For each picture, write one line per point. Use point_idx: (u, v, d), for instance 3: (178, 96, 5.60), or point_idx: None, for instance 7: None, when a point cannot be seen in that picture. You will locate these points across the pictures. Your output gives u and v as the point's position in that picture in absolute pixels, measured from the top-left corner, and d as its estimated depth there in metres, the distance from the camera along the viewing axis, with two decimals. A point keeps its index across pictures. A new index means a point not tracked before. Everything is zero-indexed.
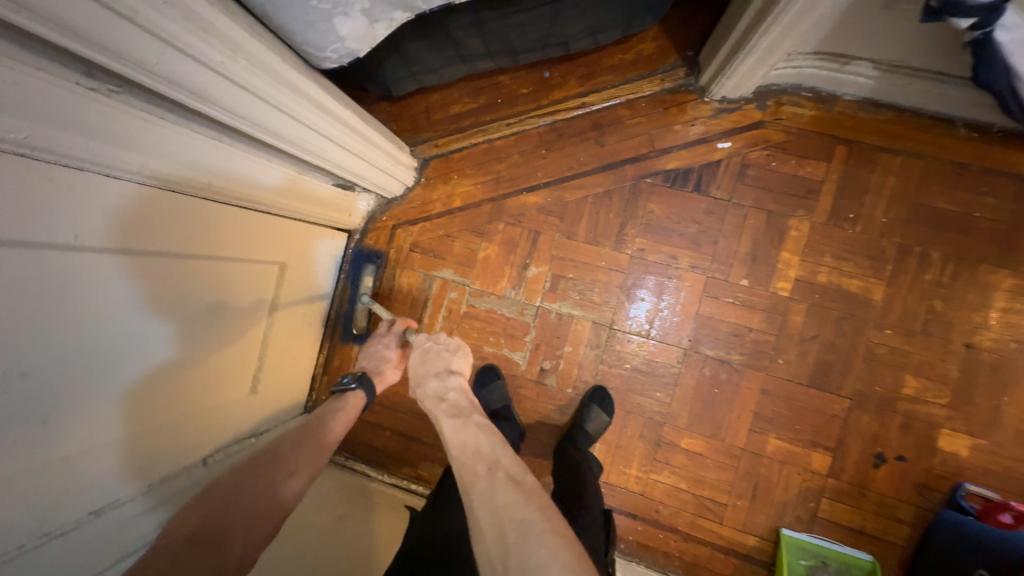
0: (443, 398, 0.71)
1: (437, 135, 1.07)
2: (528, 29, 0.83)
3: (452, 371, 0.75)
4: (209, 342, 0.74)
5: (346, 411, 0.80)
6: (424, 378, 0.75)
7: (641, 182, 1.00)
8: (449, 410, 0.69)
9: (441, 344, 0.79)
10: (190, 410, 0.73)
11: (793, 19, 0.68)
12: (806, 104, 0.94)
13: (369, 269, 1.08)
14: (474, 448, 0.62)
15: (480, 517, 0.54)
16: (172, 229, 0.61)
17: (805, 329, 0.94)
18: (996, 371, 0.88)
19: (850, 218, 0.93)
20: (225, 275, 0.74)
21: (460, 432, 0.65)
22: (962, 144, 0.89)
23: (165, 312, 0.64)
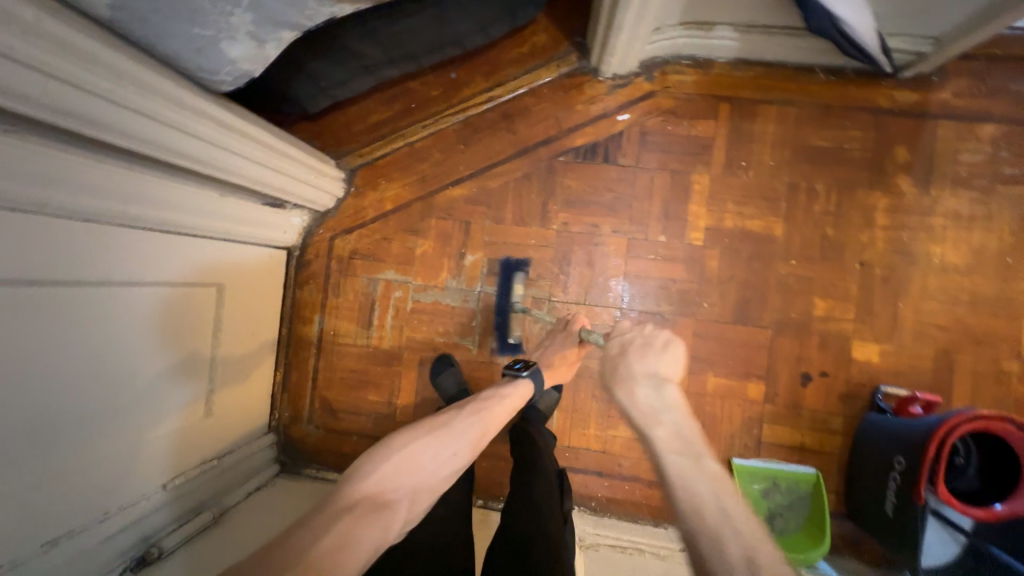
0: (659, 415, 0.66)
1: (359, 145, 1.12)
2: (421, 32, 0.89)
3: (655, 380, 0.70)
4: (154, 366, 0.77)
5: (517, 398, 0.85)
6: (619, 386, 0.71)
7: (555, 161, 1.08)
8: (672, 446, 0.61)
9: (644, 336, 0.77)
10: (143, 436, 0.76)
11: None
12: (688, 70, 1.04)
13: (519, 277, 1.06)
14: (699, 496, 0.56)
15: (729, 547, 0.50)
16: (93, 259, 0.64)
17: (722, 272, 1.03)
18: (889, 282, 0.98)
19: (743, 165, 1.03)
20: (160, 302, 0.77)
21: (680, 471, 0.59)
22: (825, 87, 1.01)
23: (99, 341, 0.66)
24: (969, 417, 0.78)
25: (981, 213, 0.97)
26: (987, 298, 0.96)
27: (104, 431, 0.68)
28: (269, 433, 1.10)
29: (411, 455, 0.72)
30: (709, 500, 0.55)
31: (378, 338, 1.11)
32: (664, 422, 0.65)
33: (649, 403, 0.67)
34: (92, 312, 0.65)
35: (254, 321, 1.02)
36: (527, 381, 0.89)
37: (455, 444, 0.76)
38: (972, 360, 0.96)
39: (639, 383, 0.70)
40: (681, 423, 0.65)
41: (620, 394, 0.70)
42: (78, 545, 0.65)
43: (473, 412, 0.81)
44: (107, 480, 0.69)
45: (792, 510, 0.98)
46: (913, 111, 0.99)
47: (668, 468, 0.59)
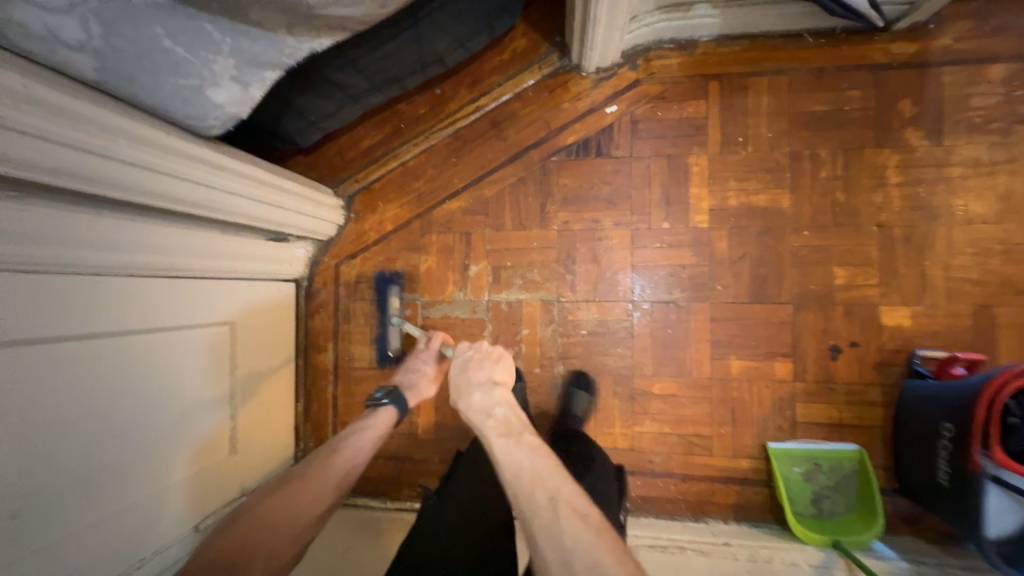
0: (490, 411, 0.70)
1: (354, 171, 1.14)
2: (400, 56, 0.90)
3: (492, 384, 0.74)
4: (176, 409, 0.78)
5: (378, 426, 0.82)
6: (458, 396, 0.73)
7: (548, 162, 1.07)
8: (499, 430, 0.67)
9: (481, 353, 0.79)
10: (171, 479, 0.77)
11: None
12: (671, 54, 1.02)
13: (393, 291, 1.11)
14: (524, 470, 0.62)
15: (540, 493, 0.59)
16: (107, 312, 0.67)
17: (731, 252, 1.00)
18: (911, 241, 0.94)
19: (740, 141, 1.00)
20: (176, 347, 0.79)
21: (505, 450, 0.64)
22: (815, 51, 0.98)
23: (120, 390, 0.68)
24: (1017, 373, 0.73)
25: (1002, 158, 0.92)
26: (1022, 246, 0.91)
27: (131, 477, 0.70)
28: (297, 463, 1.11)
29: (267, 507, 0.69)
30: (533, 472, 0.62)
31: (393, 358, 1.12)
32: (494, 416, 0.69)
33: (482, 403, 0.71)
34: (111, 362, 0.67)
35: (270, 356, 1.03)
36: (389, 407, 0.85)
37: (320, 485, 0.72)
38: (1015, 314, 0.90)
39: (472, 390, 0.73)
40: (510, 413, 0.70)
41: (458, 402, 0.72)
42: None
43: (328, 452, 0.77)
44: (137, 527, 0.71)
45: (839, 491, 0.94)
46: (913, 62, 0.95)
47: (496, 449, 0.65)
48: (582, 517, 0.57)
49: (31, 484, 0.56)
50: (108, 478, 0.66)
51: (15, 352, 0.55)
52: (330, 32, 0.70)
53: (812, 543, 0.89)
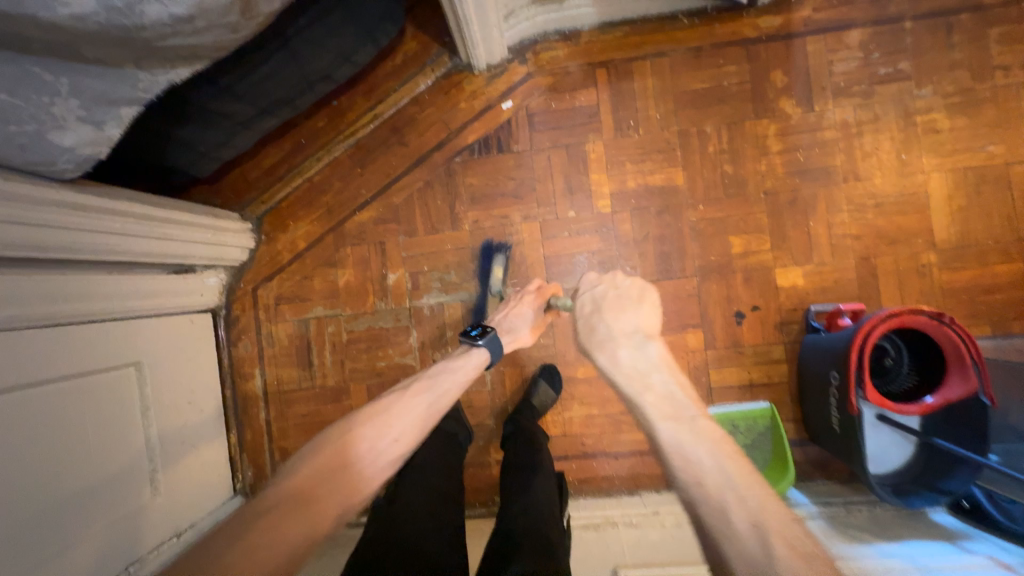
0: (649, 377, 0.65)
1: (258, 193, 1.12)
2: (281, 77, 0.85)
3: (640, 339, 0.70)
4: (82, 460, 0.75)
5: (471, 367, 0.86)
6: (599, 350, 0.70)
7: (452, 163, 1.08)
8: (666, 410, 0.60)
9: (622, 294, 0.78)
10: (85, 534, 0.74)
11: None
12: (557, 45, 1.04)
13: (500, 260, 1.04)
14: (698, 462, 0.54)
15: (738, 526, 0.49)
16: None
17: (636, 233, 1.03)
18: (796, 205, 0.99)
19: (632, 124, 1.04)
20: (69, 398, 0.75)
21: (675, 433, 0.57)
22: (691, 31, 1.02)
23: (8, 450, 0.65)
24: (881, 319, 0.78)
25: (866, 118, 0.99)
26: (892, 198, 0.98)
27: (37, 537, 0.67)
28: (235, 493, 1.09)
29: (358, 433, 0.72)
30: (709, 464, 0.54)
31: (322, 376, 1.11)
32: (652, 386, 0.64)
33: (634, 364, 0.67)
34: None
35: (190, 391, 1.00)
36: (482, 349, 0.88)
37: (403, 420, 0.75)
38: (892, 262, 0.98)
39: (618, 347, 0.69)
40: (672, 387, 0.64)
41: (600, 359, 0.70)
42: None
43: (421, 389, 0.80)
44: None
45: (756, 447, 0.98)
46: (779, 34, 1.00)
47: (664, 432, 0.58)
48: (750, 522, 0.49)
49: None
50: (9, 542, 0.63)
51: None
52: (187, 63, 0.67)
53: None
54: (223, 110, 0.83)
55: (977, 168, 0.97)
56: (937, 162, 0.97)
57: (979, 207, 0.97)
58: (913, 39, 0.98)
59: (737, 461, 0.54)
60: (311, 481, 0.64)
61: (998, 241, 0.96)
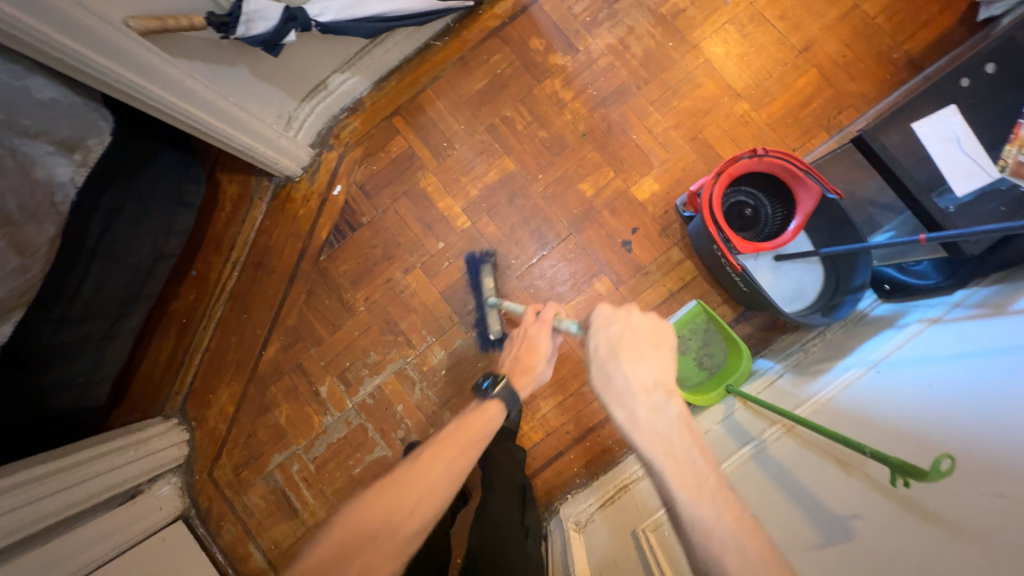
0: (670, 439, 0.51)
1: (170, 386, 1.13)
2: (114, 279, 0.89)
3: (660, 395, 0.55)
4: None
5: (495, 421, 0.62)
6: (615, 403, 0.55)
7: (320, 263, 1.12)
8: (687, 484, 0.48)
9: (636, 333, 0.59)
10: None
11: (211, 116, 0.85)
12: (350, 119, 1.12)
13: (488, 267, 1.04)
14: (726, 548, 0.44)
15: None
16: None
17: (502, 228, 1.08)
18: (613, 129, 1.06)
19: (446, 145, 1.10)
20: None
21: (698, 517, 0.46)
22: (447, 48, 1.11)
23: None
24: (713, 180, 0.82)
25: (624, 33, 1.08)
26: (684, 80, 1.06)
27: None
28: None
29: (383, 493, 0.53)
30: (738, 553, 0.44)
31: (311, 514, 1.09)
32: (673, 451, 0.50)
33: (653, 425, 0.52)
34: None
35: None
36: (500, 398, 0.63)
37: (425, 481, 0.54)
38: (717, 127, 1.04)
39: (637, 401, 0.54)
40: (696, 450, 0.51)
41: (617, 414, 0.55)
42: None
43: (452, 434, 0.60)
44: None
45: (710, 342, 0.99)
46: (517, 11, 1.10)
47: (687, 510, 0.47)
48: None
49: None
50: None
51: None
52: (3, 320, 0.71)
53: (714, 404, 0.93)
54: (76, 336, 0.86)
55: (732, 19, 1.06)
56: (699, 34, 1.07)
57: (753, 47, 1.05)
58: None
59: (764, 547, 0.45)
60: (369, 520, 0.51)
61: (785, 62, 1.04)
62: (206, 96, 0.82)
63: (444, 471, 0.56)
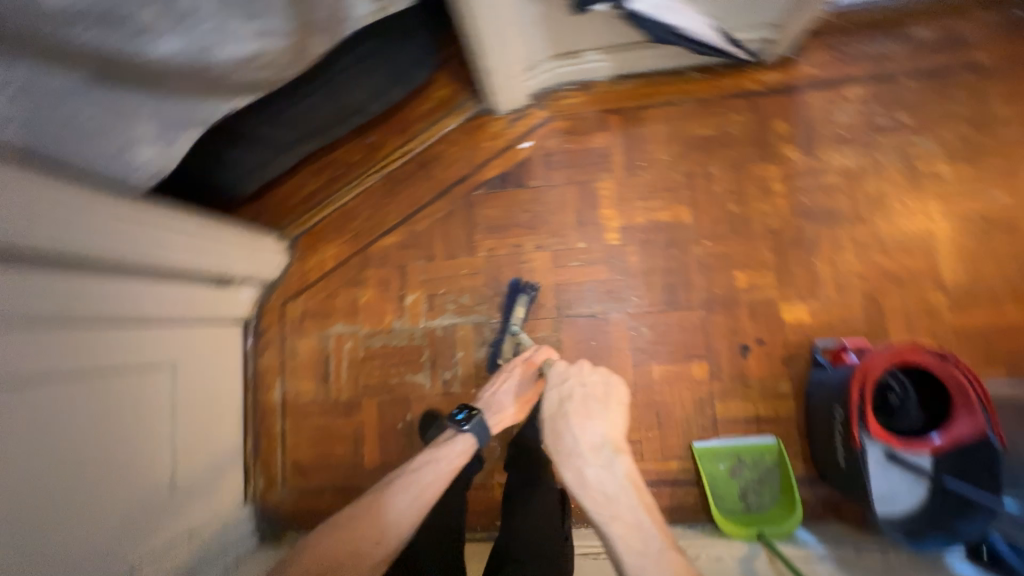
0: (615, 501, 0.74)
1: (296, 216, 1.23)
2: (322, 108, 0.97)
3: (609, 455, 0.79)
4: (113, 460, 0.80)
5: (454, 455, 0.87)
6: (569, 464, 0.79)
7: (472, 195, 1.17)
8: (632, 545, 0.70)
9: (588, 389, 0.85)
10: (81, 525, 0.74)
11: (492, 44, 0.90)
12: (574, 94, 1.15)
13: (523, 300, 1.08)
14: None
15: None
16: (50, 357, 0.71)
17: (643, 264, 1.08)
18: (801, 243, 1.03)
19: (640, 165, 1.11)
20: (93, 386, 0.79)
21: (639, 570, 0.67)
22: (697, 83, 1.11)
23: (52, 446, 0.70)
24: (885, 351, 0.79)
25: (868, 165, 1.04)
26: (897, 241, 1.01)
27: (57, 530, 0.70)
28: (258, 538, 1.10)
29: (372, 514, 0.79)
30: None
31: (337, 389, 1.16)
32: (619, 512, 0.73)
33: (599, 483, 0.76)
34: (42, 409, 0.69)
35: (214, 392, 1.07)
36: (467, 433, 0.89)
37: (405, 501, 0.81)
38: (900, 301, 0.99)
39: (586, 464, 0.78)
40: (646, 518, 0.73)
41: (570, 473, 0.78)
42: None
43: (406, 482, 0.83)
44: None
45: (764, 482, 0.97)
46: (782, 87, 1.08)
47: (627, 560, 0.69)
48: None
49: None
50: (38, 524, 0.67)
51: None
52: (241, 95, 0.75)
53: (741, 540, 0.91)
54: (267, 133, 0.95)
55: (983, 215, 0.99)
56: (941, 208, 1.01)
57: (987, 252, 0.98)
58: (913, 96, 1.04)
59: None
60: (328, 550, 0.76)
61: (1009, 286, 0.97)
62: (503, 23, 0.85)
63: (404, 501, 0.81)
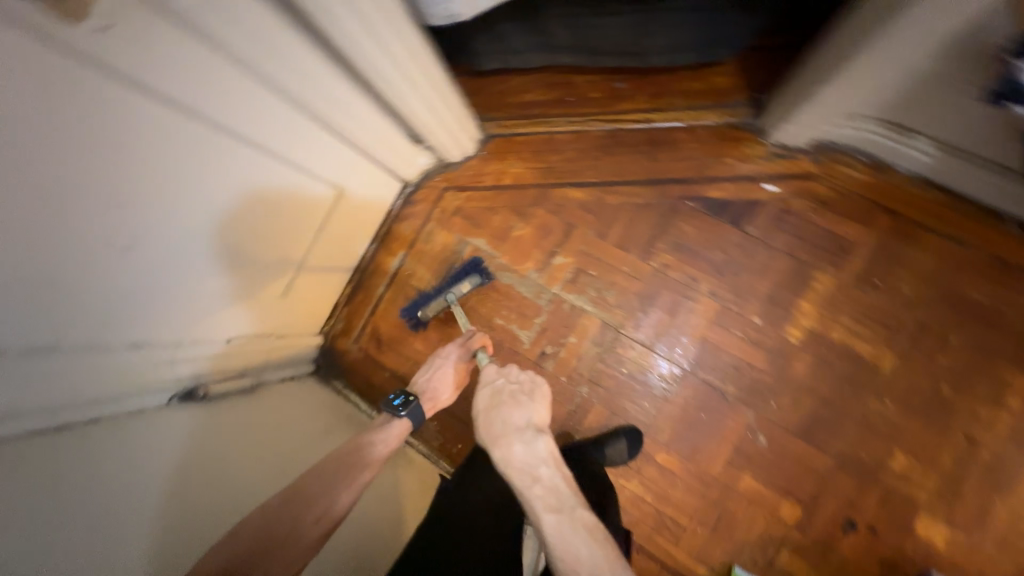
0: (536, 469, 0.75)
1: (504, 116, 1.15)
2: (611, 34, 0.91)
3: (529, 432, 0.79)
4: (258, 244, 0.82)
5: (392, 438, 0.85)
6: (496, 443, 0.78)
7: (680, 203, 1.06)
8: (550, 504, 0.71)
9: (513, 387, 0.84)
10: (210, 282, 0.76)
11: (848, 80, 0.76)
12: (861, 168, 0.99)
13: (474, 277, 1.07)
14: (578, 555, 0.65)
15: None
16: (275, 129, 0.71)
17: (805, 378, 0.96)
18: (992, 469, 0.89)
19: (875, 284, 0.96)
20: (287, 174, 0.79)
21: (556, 529, 0.68)
22: (1005, 239, 0.93)
23: (231, 205, 0.71)
24: None
25: None
26: None
27: (196, 277, 0.73)
28: (312, 367, 1.17)
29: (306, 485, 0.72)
30: (586, 554, 0.66)
31: (445, 294, 1.14)
32: (540, 478, 0.74)
33: (524, 457, 0.76)
34: (241, 167, 0.69)
35: (355, 232, 1.09)
36: (405, 419, 0.87)
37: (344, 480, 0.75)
38: None
39: (512, 441, 0.78)
40: (558, 478, 0.74)
41: (497, 452, 0.77)
42: (144, 356, 0.71)
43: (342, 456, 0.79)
44: (160, 332, 0.72)
45: None
46: None
47: (546, 526, 0.69)
48: None
49: (141, 232, 0.59)
50: (187, 263, 0.69)
51: (193, 125, 0.58)
52: None
53: None
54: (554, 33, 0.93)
55: None
56: None
57: None
58: None
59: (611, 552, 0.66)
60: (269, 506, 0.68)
61: None
62: (888, 66, 0.72)
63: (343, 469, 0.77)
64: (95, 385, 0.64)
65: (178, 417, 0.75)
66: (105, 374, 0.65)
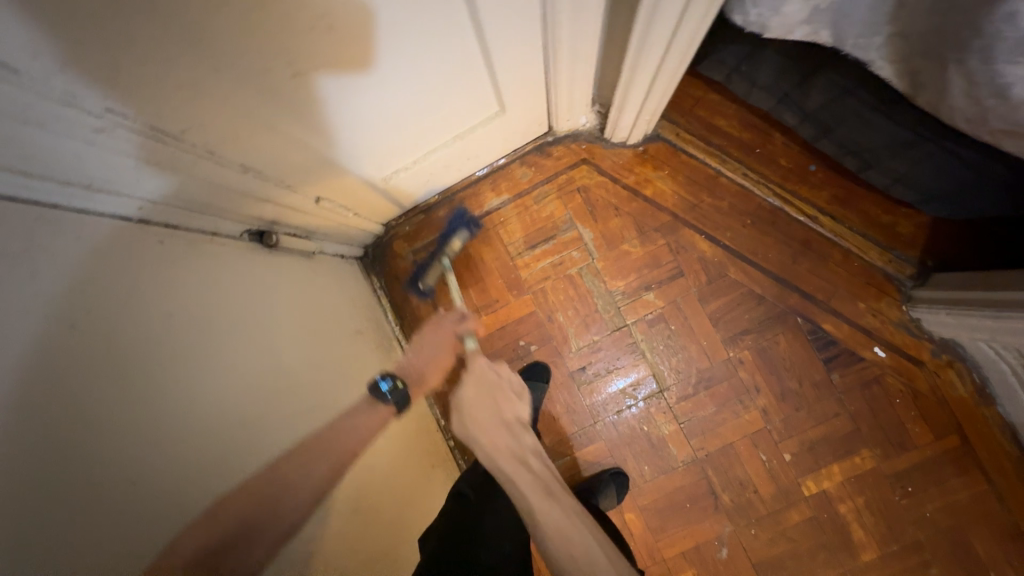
0: (504, 436, 0.69)
1: (684, 126, 1.03)
2: (860, 130, 0.81)
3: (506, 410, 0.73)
4: (397, 112, 0.70)
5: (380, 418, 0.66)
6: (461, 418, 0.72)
7: (791, 315, 1.01)
8: (511, 463, 0.66)
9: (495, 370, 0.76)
10: (329, 117, 0.63)
11: None
12: (967, 385, 0.96)
13: (463, 232, 0.98)
14: (548, 508, 0.61)
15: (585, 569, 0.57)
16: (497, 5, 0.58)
17: (793, 527, 0.99)
18: None
19: (906, 489, 0.96)
20: (469, 55, 0.67)
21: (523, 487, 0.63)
22: None
23: (405, 55, 0.59)
24: None
25: None
26: None
27: (325, 113, 0.61)
28: (362, 252, 1.09)
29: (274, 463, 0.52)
30: (565, 516, 0.61)
31: (524, 262, 1.07)
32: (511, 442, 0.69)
33: (493, 427, 0.70)
34: (435, 20, 0.57)
35: (481, 154, 0.98)
36: (388, 404, 0.69)
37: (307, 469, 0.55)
38: None
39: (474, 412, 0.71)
40: (520, 441, 0.70)
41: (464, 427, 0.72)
42: (237, 180, 0.60)
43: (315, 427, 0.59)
44: (266, 160, 0.62)
45: None
46: None
47: (515, 485, 0.64)
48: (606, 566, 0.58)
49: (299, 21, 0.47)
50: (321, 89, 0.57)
51: None
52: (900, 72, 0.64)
53: None
54: (809, 90, 0.81)
55: None
56: None
57: None
58: None
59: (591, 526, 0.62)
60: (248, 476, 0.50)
61: None
62: None
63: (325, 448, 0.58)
64: (180, 190, 0.54)
65: (240, 261, 0.65)
66: (192, 180, 0.54)
